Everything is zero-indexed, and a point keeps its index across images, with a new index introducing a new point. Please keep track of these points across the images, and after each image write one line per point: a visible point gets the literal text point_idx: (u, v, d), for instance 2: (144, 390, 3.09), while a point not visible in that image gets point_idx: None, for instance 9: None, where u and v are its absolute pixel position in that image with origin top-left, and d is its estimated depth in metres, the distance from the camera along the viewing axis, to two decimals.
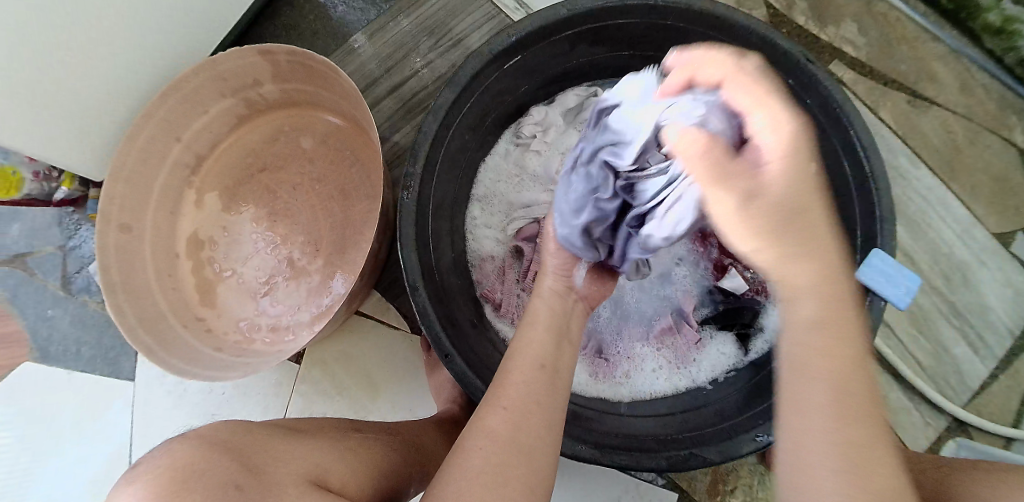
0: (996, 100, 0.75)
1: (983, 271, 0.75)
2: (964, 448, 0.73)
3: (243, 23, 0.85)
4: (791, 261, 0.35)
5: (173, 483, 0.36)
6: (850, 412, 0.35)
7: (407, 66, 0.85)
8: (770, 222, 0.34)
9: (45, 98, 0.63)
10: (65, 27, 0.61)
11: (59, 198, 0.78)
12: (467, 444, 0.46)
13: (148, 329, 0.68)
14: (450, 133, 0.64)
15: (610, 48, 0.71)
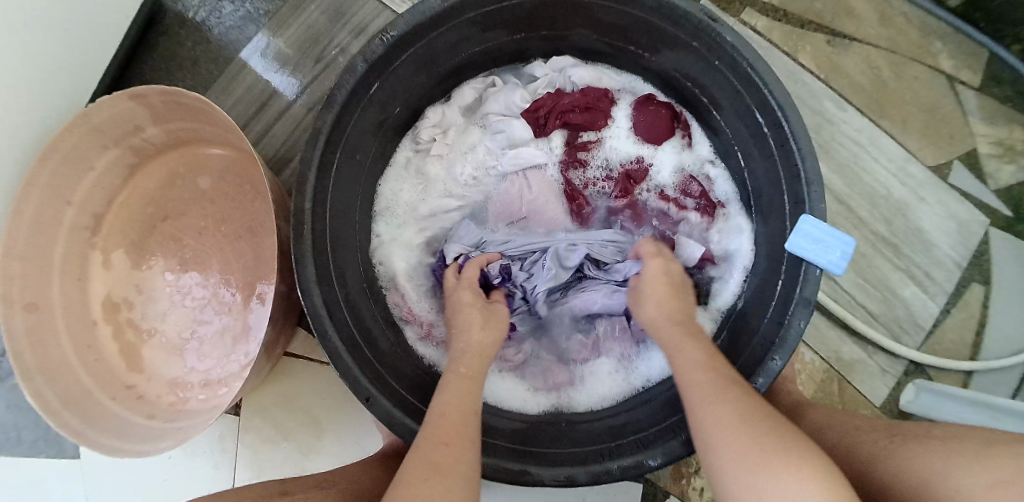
0: (917, 27, 0.73)
1: (930, 204, 0.71)
2: (931, 390, 0.67)
3: (116, 62, 0.78)
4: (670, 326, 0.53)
5: None
6: (755, 424, 0.40)
7: (302, 77, 0.79)
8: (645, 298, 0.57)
9: None
10: None
11: None
12: (404, 478, 0.41)
13: (74, 409, 0.65)
14: (337, 157, 0.59)
15: (504, 32, 0.66)
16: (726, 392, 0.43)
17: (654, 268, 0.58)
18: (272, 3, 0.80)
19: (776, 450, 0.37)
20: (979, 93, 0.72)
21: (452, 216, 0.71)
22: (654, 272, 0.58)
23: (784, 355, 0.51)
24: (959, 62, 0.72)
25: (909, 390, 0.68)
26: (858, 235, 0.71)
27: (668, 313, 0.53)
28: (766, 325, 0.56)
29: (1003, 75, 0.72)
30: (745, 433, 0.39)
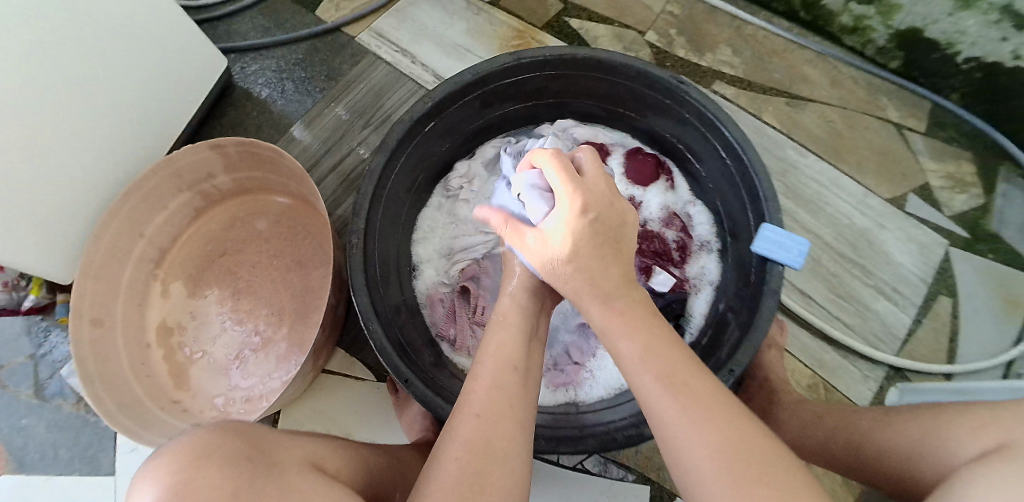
0: (865, 88, 0.92)
1: (885, 231, 0.82)
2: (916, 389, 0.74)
3: (192, 124, 0.83)
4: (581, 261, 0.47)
5: (190, 459, 0.36)
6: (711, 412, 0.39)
7: (346, 145, 0.85)
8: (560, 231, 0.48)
9: (28, 208, 0.63)
10: (45, 135, 0.62)
11: (26, 307, 0.76)
12: (442, 457, 0.45)
13: (127, 413, 0.69)
14: (385, 194, 0.71)
15: (515, 101, 0.81)
16: (681, 374, 0.41)
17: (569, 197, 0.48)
18: (328, 81, 0.88)
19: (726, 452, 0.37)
20: (926, 137, 0.90)
21: (477, 247, 0.79)
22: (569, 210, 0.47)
23: (754, 345, 0.59)
24: (903, 115, 0.90)
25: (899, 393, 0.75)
26: (831, 258, 0.81)
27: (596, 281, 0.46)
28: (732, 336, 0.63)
29: (948, 121, 0.92)
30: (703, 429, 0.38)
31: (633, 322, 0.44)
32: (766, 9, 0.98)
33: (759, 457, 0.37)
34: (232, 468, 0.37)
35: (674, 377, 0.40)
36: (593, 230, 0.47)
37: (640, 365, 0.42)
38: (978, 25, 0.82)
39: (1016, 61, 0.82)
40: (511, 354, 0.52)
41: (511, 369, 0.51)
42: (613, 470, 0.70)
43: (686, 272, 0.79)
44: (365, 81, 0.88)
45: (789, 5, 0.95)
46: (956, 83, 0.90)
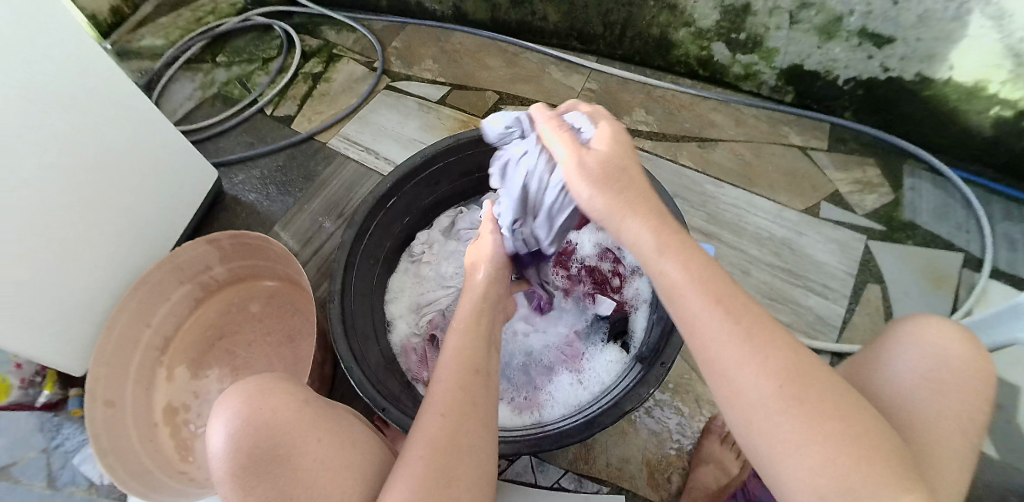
0: (766, 121, 1.02)
1: (807, 234, 0.90)
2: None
3: (196, 218, 0.98)
4: (631, 198, 0.47)
5: (277, 382, 0.51)
6: (799, 392, 0.38)
7: (317, 241, 0.94)
8: (608, 160, 0.49)
9: (48, 300, 0.75)
10: (59, 237, 0.75)
11: (41, 403, 0.84)
12: (407, 456, 0.48)
13: (137, 479, 0.74)
14: (358, 258, 0.76)
15: (465, 177, 0.87)
16: (761, 347, 0.39)
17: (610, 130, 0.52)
18: (306, 181, 0.99)
19: (827, 432, 0.37)
20: (828, 152, 0.99)
21: (444, 301, 0.83)
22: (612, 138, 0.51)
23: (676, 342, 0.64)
24: (803, 137, 1.00)
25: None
26: (762, 267, 0.87)
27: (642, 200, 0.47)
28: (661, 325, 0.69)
29: (844, 136, 1.02)
30: (795, 408, 0.38)
31: (683, 248, 0.44)
32: (668, 72, 1.08)
33: (825, 388, 0.39)
34: (299, 395, 0.51)
35: (754, 348, 0.39)
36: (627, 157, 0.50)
37: (692, 287, 0.42)
38: (845, 52, 0.93)
39: (887, 73, 0.94)
40: (474, 357, 0.55)
41: (471, 362, 0.55)
42: (588, 485, 0.73)
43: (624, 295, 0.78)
44: (336, 179, 0.98)
45: (688, 66, 1.05)
46: (844, 104, 1.02)
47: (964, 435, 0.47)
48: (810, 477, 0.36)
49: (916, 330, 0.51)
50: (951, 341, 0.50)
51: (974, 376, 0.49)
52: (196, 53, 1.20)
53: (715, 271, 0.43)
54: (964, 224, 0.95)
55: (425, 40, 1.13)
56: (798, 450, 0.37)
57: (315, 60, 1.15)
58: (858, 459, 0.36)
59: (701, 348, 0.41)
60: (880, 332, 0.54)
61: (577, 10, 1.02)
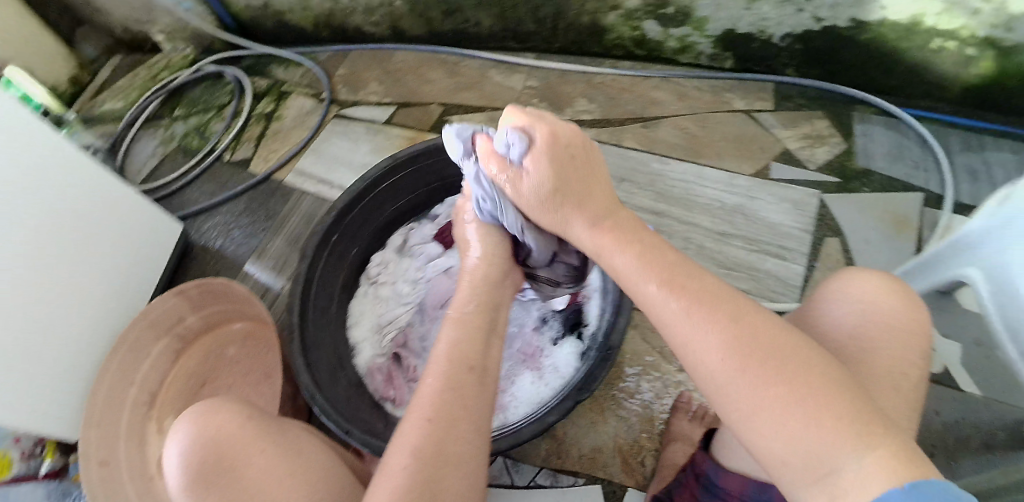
0: (709, 92, 1.00)
1: (760, 198, 0.89)
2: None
3: (168, 269, 1.02)
4: (571, 212, 0.57)
5: (222, 401, 0.55)
6: (748, 351, 0.43)
7: (290, 268, 0.95)
8: (546, 179, 0.57)
9: (30, 377, 0.77)
10: (34, 313, 0.78)
11: (44, 472, 0.87)
12: (392, 462, 0.48)
13: None
14: (314, 289, 0.78)
15: (411, 192, 0.88)
16: (711, 314, 0.45)
17: (545, 146, 0.58)
18: (268, 219, 1.00)
19: (779, 387, 0.41)
20: (775, 112, 0.98)
21: (403, 317, 0.85)
22: (546, 153, 0.57)
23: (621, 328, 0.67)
24: (747, 102, 0.99)
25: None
26: (716, 239, 0.86)
27: (586, 202, 0.57)
28: (619, 320, 0.68)
29: (790, 93, 1.00)
30: (747, 366, 0.42)
31: (623, 239, 0.54)
32: (608, 57, 1.06)
33: (773, 350, 0.42)
34: (244, 411, 0.55)
35: (704, 314, 0.45)
36: (567, 167, 0.58)
37: (641, 274, 0.50)
38: (775, 10, 0.91)
39: (820, 23, 0.91)
40: (469, 354, 0.56)
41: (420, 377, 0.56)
42: (565, 478, 0.75)
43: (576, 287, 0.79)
44: (296, 214, 0.99)
45: (624, 49, 1.03)
46: (785, 60, 0.99)
47: (893, 384, 0.49)
48: (767, 432, 0.40)
49: (850, 283, 0.54)
50: (881, 288, 0.53)
51: (908, 321, 0.52)
52: (155, 108, 1.19)
53: (656, 251, 0.51)
54: (922, 162, 0.95)
55: (367, 64, 1.12)
56: (754, 406, 0.41)
57: (266, 99, 1.13)
58: (811, 411, 0.39)
59: (662, 325, 0.47)
60: (816, 290, 0.57)
61: (509, 11, 1.00)
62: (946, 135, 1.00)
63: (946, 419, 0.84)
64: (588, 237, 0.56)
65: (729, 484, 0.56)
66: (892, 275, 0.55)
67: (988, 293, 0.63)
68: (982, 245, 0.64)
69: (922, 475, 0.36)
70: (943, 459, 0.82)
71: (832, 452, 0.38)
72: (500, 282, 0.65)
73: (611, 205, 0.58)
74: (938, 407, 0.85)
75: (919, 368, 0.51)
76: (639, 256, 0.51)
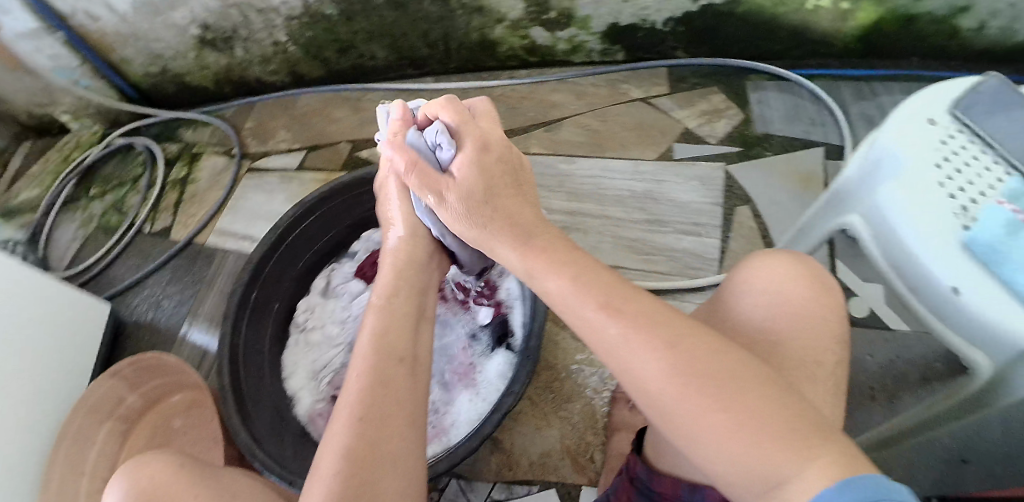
0: (606, 87, 1.03)
1: (665, 182, 0.92)
2: (961, 331, 0.58)
3: (103, 350, 0.99)
4: (493, 238, 0.52)
5: (151, 456, 0.56)
6: (687, 371, 0.40)
7: None
8: (476, 197, 0.54)
9: None
10: None
11: None
12: (322, 463, 0.45)
13: None
14: (241, 346, 0.77)
15: (326, 234, 0.88)
16: (650, 333, 0.42)
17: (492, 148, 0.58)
18: (195, 284, 0.99)
19: (721, 404, 0.38)
20: (671, 95, 1.01)
21: (336, 358, 0.84)
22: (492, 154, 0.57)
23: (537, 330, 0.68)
24: (643, 90, 1.02)
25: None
26: (629, 227, 0.89)
27: (516, 222, 0.53)
28: (535, 323, 0.69)
29: (684, 74, 1.04)
30: (688, 386, 0.39)
31: (555, 258, 0.48)
32: (505, 68, 1.09)
33: (711, 365, 0.40)
34: (175, 460, 0.56)
35: (643, 335, 0.42)
36: (496, 180, 0.55)
37: (571, 295, 0.46)
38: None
39: (698, 3, 0.94)
40: (396, 344, 0.53)
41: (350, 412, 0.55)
42: (519, 487, 0.75)
43: (496, 299, 0.80)
44: (222, 273, 0.99)
45: (519, 58, 1.05)
46: (672, 43, 1.02)
47: (807, 376, 0.50)
48: (711, 452, 0.38)
49: (761, 267, 0.56)
50: (791, 274, 0.55)
51: (822, 305, 0.54)
52: (70, 192, 1.16)
53: (589, 273, 0.46)
54: (819, 117, 0.98)
55: (274, 113, 1.13)
56: (699, 428, 0.38)
57: (178, 164, 1.14)
58: (755, 428, 0.37)
59: (599, 347, 0.43)
60: (724, 279, 0.59)
61: (400, 41, 1.02)
62: (839, 87, 1.04)
63: (880, 361, 0.87)
64: (520, 261, 0.50)
65: (661, 487, 0.55)
66: (803, 258, 0.57)
67: (870, 236, 0.66)
68: (863, 190, 0.66)
69: (858, 475, 0.34)
70: (884, 399, 0.84)
71: (776, 466, 0.36)
72: (426, 265, 0.63)
73: (539, 224, 0.53)
74: (871, 351, 0.87)
75: (834, 354, 0.53)
76: (573, 278, 0.46)
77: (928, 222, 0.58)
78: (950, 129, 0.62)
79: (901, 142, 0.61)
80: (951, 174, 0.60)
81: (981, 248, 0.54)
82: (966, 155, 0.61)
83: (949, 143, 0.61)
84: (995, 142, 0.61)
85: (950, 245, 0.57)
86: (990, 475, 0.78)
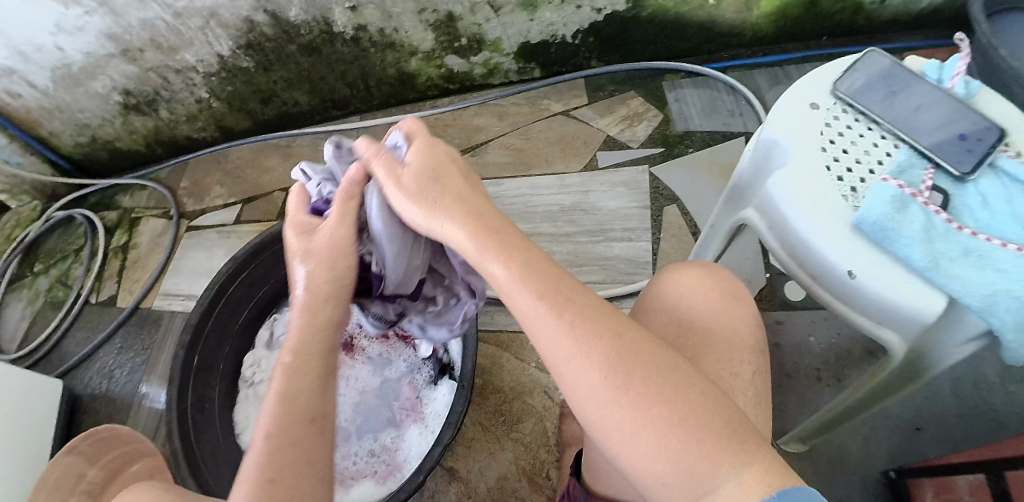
0: (527, 105, 1.06)
1: (589, 193, 0.94)
2: (867, 312, 0.54)
3: (61, 425, 0.93)
4: (438, 220, 0.47)
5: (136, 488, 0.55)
6: (622, 377, 0.39)
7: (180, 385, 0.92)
8: (422, 183, 0.50)
9: None
10: None
11: None
12: None
13: None
14: (190, 408, 0.76)
15: (267, 285, 0.89)
16: (586, 335, 0.40)
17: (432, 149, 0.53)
18: (145, 350, 0.99)
19: (651, 413, 0.38)
20: (590, 105, 1.04)
21: None
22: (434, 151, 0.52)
23: (470, 359, 0.70)
24: (563, 103, 1.05)
25: (941, 294, 0.50)
26: (562, 240, 0.90)
27: (465, 205, 0.48)
28: (468, 349, 0.71)
29: (600, 82, 1.07)
30: (621, 392, 0.39)
31: (506, 247, 0.44)
32: (427, 98, 1.11)
33: (648, 371, 0.40)
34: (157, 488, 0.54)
35: (583, 333, 0.40)
36: (439, 170, 0.51)
37: (518, 285, 0.43)
38: (558, 13, 0.95)
39: (602, 13, 0.96)
40: (304, 402, 0.46)
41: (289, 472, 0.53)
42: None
43: None
44: (170, 336, 0.99)
45: (439, 87, 1.08)
46: (585, 54, 1.05)
47: (731, 388, 0.51)
48: (642, 458, 0.37)
49: (683, 278, 0.57)
50: (704, 289, 0.55)
51: (739, 312, 0.55)
52: (14, 269, 1.12)
53: (538, 261, 0.44)
54: (737, 108, 1.01)
55: (207, 169, 1.15)
56: (630, 436, 0.38)
57: (119, 232, 1.14)
58: (687, 435, 0.37)
59: (540, 344, 0.42)
60: (650, 288, 0.59)
61: (319, 84, 1.05)
62: (758, 75, 1.07)
63: (823, 340, 0.89)
64: (463, 242, 0.46)
65: None
66: (722, 269, 0.58)
67: (770, 234, 0.62)
68: (759, 183, 0.65)
69: (792, 483, 0.34)
70: (832, 378, 0.86)
71: (712, 471, 0.36)
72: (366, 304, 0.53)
73: (486, 212, 0.48)
74: (811, 331, 0.90)
75: (753, 363, 0.53)
76: (523, 268, 0.43)
77: (818, 210, 0.56)
78: (834, 111, 0.63)
79: (787, 131, 0.61)
80: (837, 156, 0.59)
81: (870, 227, 0.53)
82: (851, 136, 0.61)
83: (835, 125, 0.62)
84: (881, 118, 0.61)
85: (843, 226, 0.55)
86: (947, 439, 0.79)
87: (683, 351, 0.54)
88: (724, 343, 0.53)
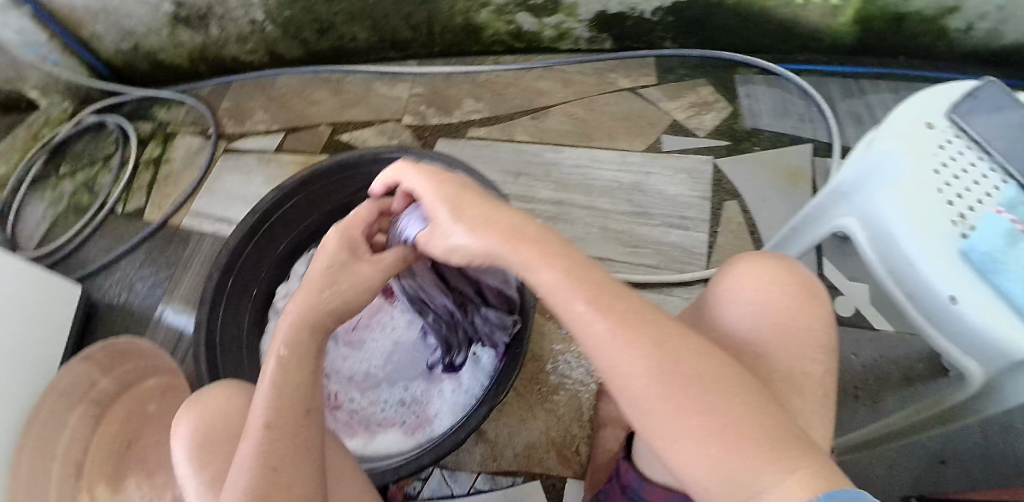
0: (593, 76, 1.02)
1: (647, 174, 0.91)
2: (958, 341, 0.52)
3: (74, 331, 0.90)
4: (478, 238, 0.44)
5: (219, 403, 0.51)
6: (671, 377, 0.37)
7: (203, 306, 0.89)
8: (456, 218, 0.46)
9: None
10: None
11: None
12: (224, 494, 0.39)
13: None
14: (219, 329, 0.73)
15: (308, 218, 0.85)
16: (632, 337, 0.38)
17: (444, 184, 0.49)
18: (169, 267, 0.96)
19: (695, 417, 0.36)
20: (658, 86, 1.00)
21: None
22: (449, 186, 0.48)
23: (526, 324, 0.65)
24: (630, 79, 1.01)
25: None
26: (616, 218, 0.87)
27: (501, 222, 0.45)
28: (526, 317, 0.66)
29: (671, 64, 1.02)
30: (666, 394, 0.37)
31: (548, 251, 0.42)
32: (489, 54, 1.07)
33: (697, 373, 0.37)
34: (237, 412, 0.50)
35: (628, 334, 0.38)
36: (467, 200, 0.47)
37: (563, 288, 0.40)
38: None
39: None
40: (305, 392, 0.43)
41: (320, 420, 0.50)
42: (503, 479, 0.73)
43: None
44: (196, 257, 0.96)
45: (504, 43, 1.04)
46: (660, 33, 1.01)
47: (794, 400, 0.48)
48: (680, 456, 0.35)
49: (755, 271, 0.53)
50: (775, 287, 0.52)
51: (814, 316, 0.52)
52: (40, 169, 1.08)
53: (581, 267, 0.41)
54: (808, 114, 0.97)
55: (251, 93, 1.10)
56: (671, 434, 0.36)
57: (151, 145, 1.10)
58: (736, 440, 0.34)
59: (581, 344, 0.40)
60: (711, 284, 0.57)
61: (381, 22, 1.01)
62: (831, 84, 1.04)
63: (866, 360, 0.86)
64: (505, 249, 0.43)
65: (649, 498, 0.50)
66: (797, 269, 0.55)
67: (869, 239, 0.60)
68: (857, 192, 0.61)
69: (838, 485, 0.31)
70: (871, 401, 0.83)
71: (755, 476, 0.33)
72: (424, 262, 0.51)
73: (524, 225, 0.44)
74: (857, 350, 0.87)
75: (824, 364, 0.50)
76: (561, 273, 0.41)
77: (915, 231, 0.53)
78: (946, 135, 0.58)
79: (890, 143, 0.58)
80: (942, 175, 0.56)
81: (979, 259, 0.50)
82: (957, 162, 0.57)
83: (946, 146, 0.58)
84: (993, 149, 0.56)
85: (942, 246, 0.52)
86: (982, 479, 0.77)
87: (747, 364, 0.50)
88: (789, 348, 0.50)
